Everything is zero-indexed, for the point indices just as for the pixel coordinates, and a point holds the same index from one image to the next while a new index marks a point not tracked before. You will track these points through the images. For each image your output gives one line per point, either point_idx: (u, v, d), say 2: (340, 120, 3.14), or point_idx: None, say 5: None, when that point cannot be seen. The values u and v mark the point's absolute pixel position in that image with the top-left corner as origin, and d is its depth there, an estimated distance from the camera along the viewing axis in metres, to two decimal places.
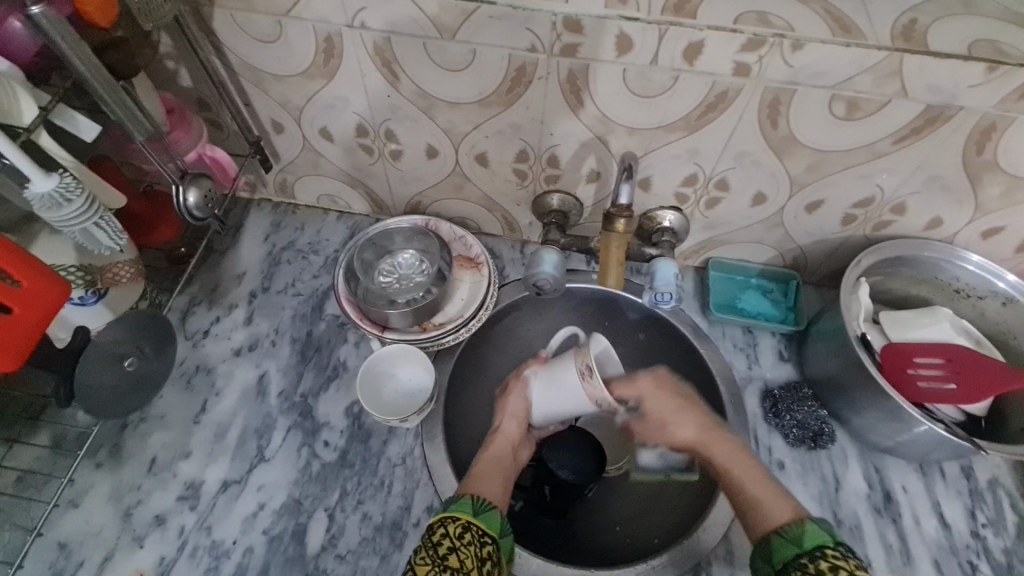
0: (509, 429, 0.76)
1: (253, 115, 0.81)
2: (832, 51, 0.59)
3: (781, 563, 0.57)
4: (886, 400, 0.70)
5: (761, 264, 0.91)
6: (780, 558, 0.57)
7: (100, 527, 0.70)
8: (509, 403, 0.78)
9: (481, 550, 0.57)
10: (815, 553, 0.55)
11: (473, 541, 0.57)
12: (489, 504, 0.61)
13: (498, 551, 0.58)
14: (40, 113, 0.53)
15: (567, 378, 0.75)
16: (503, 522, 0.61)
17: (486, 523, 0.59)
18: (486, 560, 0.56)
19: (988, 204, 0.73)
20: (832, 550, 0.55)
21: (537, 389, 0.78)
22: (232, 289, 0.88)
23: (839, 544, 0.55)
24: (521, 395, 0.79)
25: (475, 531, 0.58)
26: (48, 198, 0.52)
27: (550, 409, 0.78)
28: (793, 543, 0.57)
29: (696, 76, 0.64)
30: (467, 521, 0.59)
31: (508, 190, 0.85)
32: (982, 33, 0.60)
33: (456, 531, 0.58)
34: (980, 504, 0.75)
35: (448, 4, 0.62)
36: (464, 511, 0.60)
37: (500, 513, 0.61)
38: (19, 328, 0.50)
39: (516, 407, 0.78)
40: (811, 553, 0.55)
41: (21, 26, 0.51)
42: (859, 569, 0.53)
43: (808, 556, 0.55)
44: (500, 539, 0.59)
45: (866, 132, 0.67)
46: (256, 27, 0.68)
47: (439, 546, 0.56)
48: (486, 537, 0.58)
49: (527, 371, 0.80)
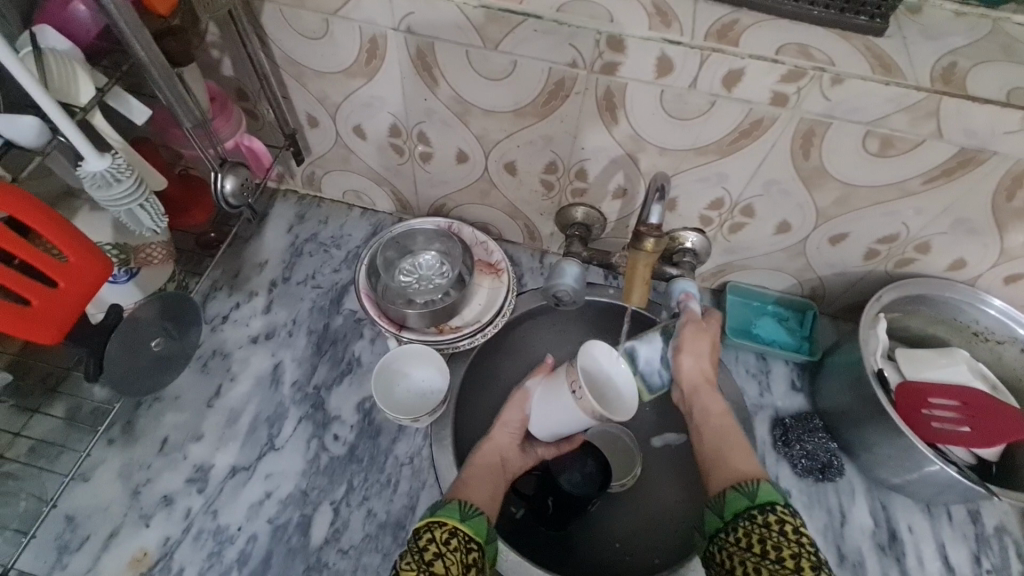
0: (502, 437, 0.76)
1: (290, 108, 0.82)
2: (870, 89, 0.60)
3: (732, 514, 0.58)
4: (900, 438, 0.70)
5: (779, 291, 0.91)
6: (731, 510, 0.59)
7: (109, 503, 0.71)
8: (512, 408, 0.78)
9: (466, 557, 0.58)
10: (766, 508, 0.57)
11: (460, 547, 0.58)
12: (475, 510, 0.62)
13: (482, 557, 0.59)
14: (97, 94, 0.54)
15: (560, 395, 0.71)
16: (489, 529, 0.62)
17: (472, 529, 0.60)
18: (471, 566, 0.57)
19: (1014, 250, 0.73)
20: (783, 508, 0.57)
21: (537, 398, 0.76)
22: (254, 277, 0.89)
23: (789, 505, 0.57)
24: (520, 406, 0.77)
25: (461, 536, 0.59)
26: (100, 177, 0.52)
27: (549, 420, 0.75)
28: (747, 496, 0.58)
29: (733, 102, 0.64)
30: (453, 527, 0.59)
31: (534, 200, 0.86)
32: (1021, 82, 0.61)
33: (443, 537, 0.58)
34: (986, 550, 0.75)
35: (495, 15, 0.63)
36: (451, 516, 0.61)
37: (487, 520, 0.62)
38: (65, 300, 0.51)
39: (513, 417, 0.77)
40: (762, 506, 0.57)
41: (85, 11, 0.54)
42: (804, 529, 0.55)
43: (758, 509, 0.57)
44: (484, 546, 0.60)
45: (898, 170, 0.67)
46: (304, 23, 0.69)
47: (425, 551, 0.56)
48: (473, 543, 0.59)
49: (531, 382, 0.78)
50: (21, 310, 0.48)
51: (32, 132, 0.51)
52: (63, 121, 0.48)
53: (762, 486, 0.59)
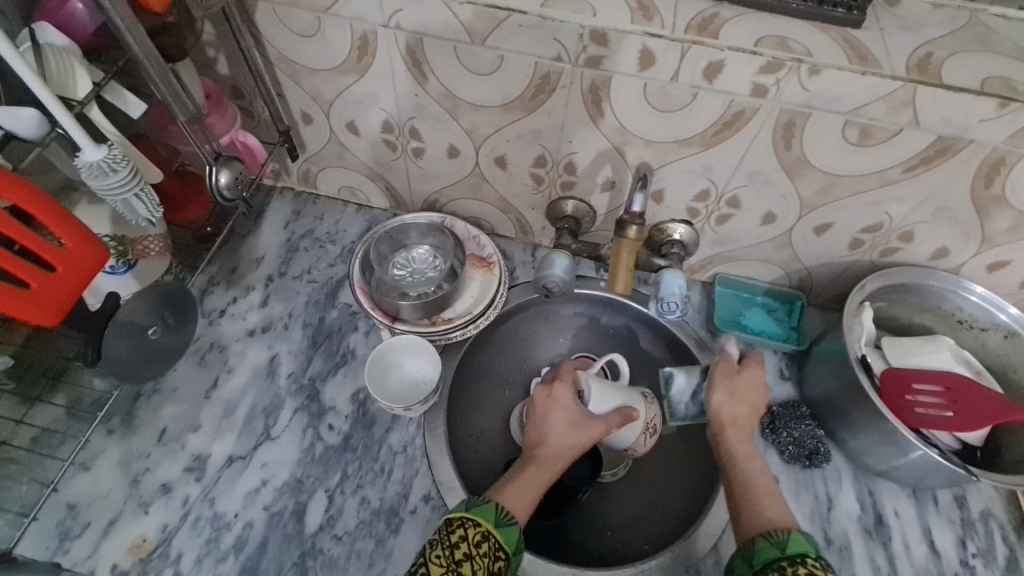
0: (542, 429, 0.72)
1: (285, 105, 0.84)
2: (847, 79, 0.61)
3: (762, 563, 0.59)
4: (884, 423, 0.71)
5: (767, 282, 0.93)
6: (761, 558, 0.59)
7: (108, 491, 0.73)
8: (576, 432, 0.71)
9: (493, 564, 0.58)
10: (795, 560, 0.57)
11: (489, 552, 0.58)
12: (511, 519, 0.61)
13: (509, 565, 0.60)
14: (94, 88, 0.56)
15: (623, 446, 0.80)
16: (520, 541, 0.61)
17: (504, 537, 0.60)
18: (496, 573, 0.58)
19: (995, 237, 0.74)
20: (813, 560, 0.57)
21: (620, 434, 0.77)
22: (251, 272, 0.91)
23: (819, 557, 0.57)
24: (595, 431, 0.72)
25: (492, 541, 0.59)
26: (97, 167, 0.54)
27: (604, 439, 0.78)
28: (777, 546, 0.59)
29: (714, 94, 0.66)
30: (487, 530, 0.60)
31: (525, 194, 0.88)
32: (995, 71, 0.62)
33: (474, 538, 0.59)
34: (971, 534, 0.76)
35: (481, 11, 0.65)
36: (486, 518, 0.61)
37: (521, 532, 0.62)
38: (63, 284, 0.53)
39: (581, 442, 0.71)
40: (792, 558, 0.57)
41: (82, 8, 0.56)
42: None
43: (788, 561, 0.57)
44: (512, 556, 0.60)
45: (878, 159, 0.68)
46: (296, 21, 0.71)
47: (455, 548, 0.57)
48: (501, 551, 0.59)
49: (619, 426, 0.75)
50: (20, 293, 0.50)
51: (32, 124, 0.53)
52: (61, 114, 0.50)
53: (793, 536, 0.59)
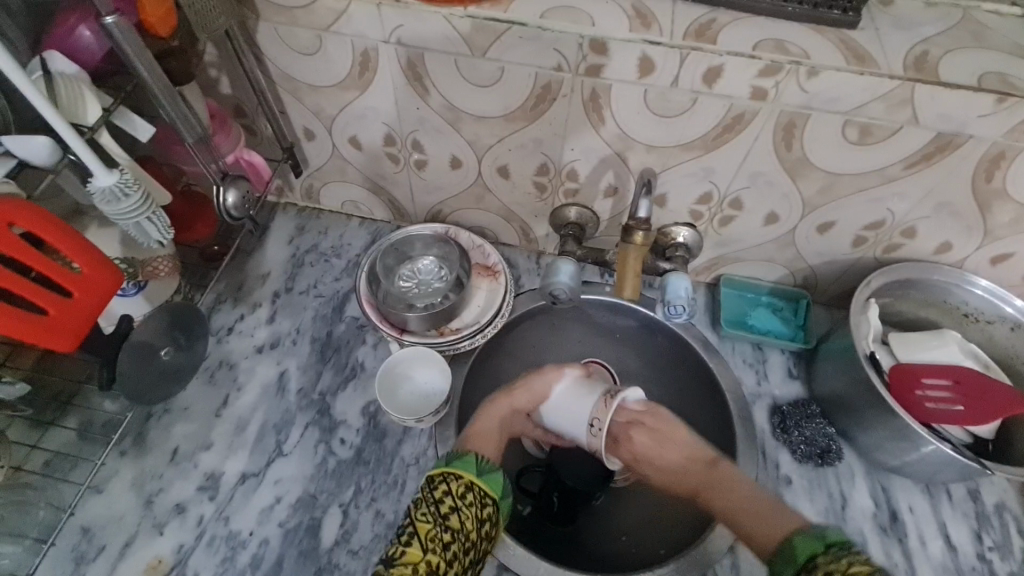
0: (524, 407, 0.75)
1: (288, 122, 0.85)
2: (845, 79, 0.62)
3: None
4: (895, 419, 0.72)
5: (771, 282, 0.93)
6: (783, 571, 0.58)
7: (123, 513, 0.73)
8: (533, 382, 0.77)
9: (481, 511, 0.59)
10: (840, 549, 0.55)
11: (475, 502, 0.59)
12: (491, 467, 0.63)
13: (496, 511, 0.61)
14: (103, 114, 0.57)
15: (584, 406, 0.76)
16: (503, 485, 0.63)
17: (488, 484, 0.61)
18: (484, 521, 0.59)
19: (997, 231, 0.74)
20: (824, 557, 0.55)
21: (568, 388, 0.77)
22: (257, 289, 0.91)
23: (829, 548, 0.55)
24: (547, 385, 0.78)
25: (477, 491, 0.60)
26: (109, 192, 0.55)
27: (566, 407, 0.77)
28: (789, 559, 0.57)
29: (715, 98, 0.67)
30: (470, 481, 0.60)
31: (527, 202, 0.88)
32: (991, 67, 0.63)
33: (458, 490, 0.59)
34: (986, 527, 0.76)
35: (480, 24, 0.65)
36: (467, 470, 0.61)
37: (502, 476, 0.63)
38: (80, 309, 0.53)
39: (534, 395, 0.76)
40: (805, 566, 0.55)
41: (89, 34, 0.56)
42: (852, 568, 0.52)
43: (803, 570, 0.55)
44: (498, 501, 0.62)
45: (879, 157, 0.69)
46: (298, 40, 0.72)
47: (441, 504, 0.58)
48: (487, 498, 0.60)
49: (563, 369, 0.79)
50: (39, 320, 0.50)
51: (45, 151, 0.53)
52: (74, 142, 0.51)
53: (798, 540, 0.58)
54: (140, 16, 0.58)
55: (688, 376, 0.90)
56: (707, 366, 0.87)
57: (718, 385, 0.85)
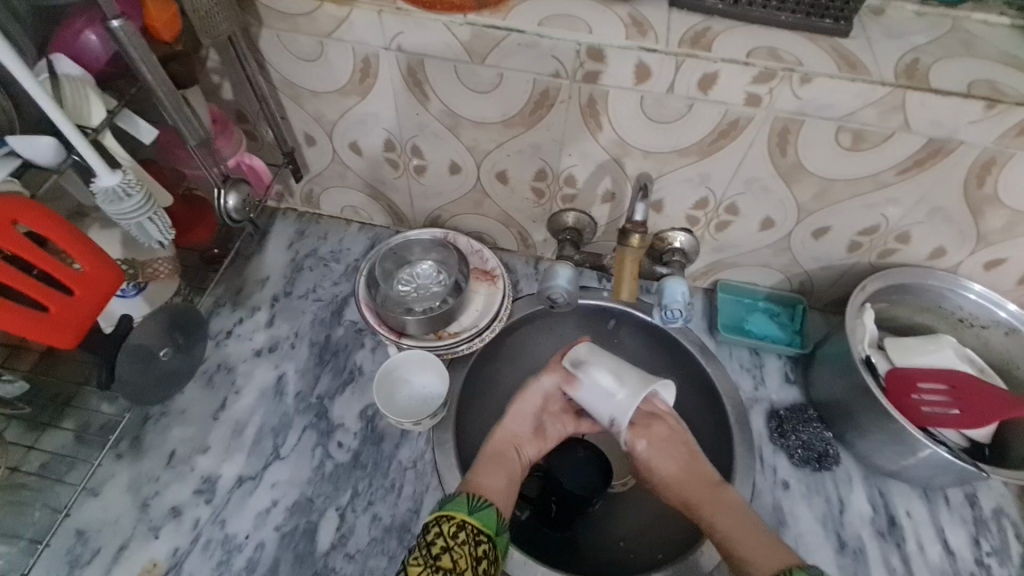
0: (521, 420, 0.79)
1: (288, 127, 0.85)
2: (838, 86, 0.63)
3: None
4: (891, 423, 0.72)
5: (768, 287, 0.94)
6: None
7: (118, 516, 0.72)
8: (519, 402, 0.80)
9: (475, 549, 0.60)
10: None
11: (468, 540, 0.61)
12: (484, 502, 0.64)
13: (494, 547, 0.62)
14: (108, 115, 0.58)
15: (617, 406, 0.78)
16: (498, 521, 0.64)
17: (481, 521, 0.62)
18: (480, 558, 0.60)
19: (990, 236, 0.75)
20: None
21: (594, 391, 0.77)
22: (256, 293, 0.92)
23: None
24: (535, 396, 0.80)
25: (469, 529, 0.61)
26: (112, 192, 0.56)
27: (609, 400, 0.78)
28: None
29: (710, 104, 0.68)
30: (462, 520, 0.62)
31: (525, 207, 0.89)
32: (981, 75, 0.64)
33: (451, 530, 0.60)
34: (984, 532, 0.76)
35: (479, 31, 0.67)
36: (459, 510, 0.63)
37: (496, 511, 0.64)
38: (80, 307, 0.54)
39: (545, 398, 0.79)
40: None
41: (95, 39, 0.58)
42: None
43: None
44: (495, 538, 0.63)
45: (871, 163, 0.70)
46: (300, 46, 0.73)
47: (433, 545, 0.59)
48: (481, 535, 0.62)
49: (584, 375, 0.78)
50: (41, 317, 0.51)
51: (50, 152, 0.54)
52: (79, 142, 0.52)
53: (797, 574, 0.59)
54: (145, 20, 0.59)
55: (685, 381, 0.91)
56: (704, 370, 0.87)
57: (716, 390, 0.86)
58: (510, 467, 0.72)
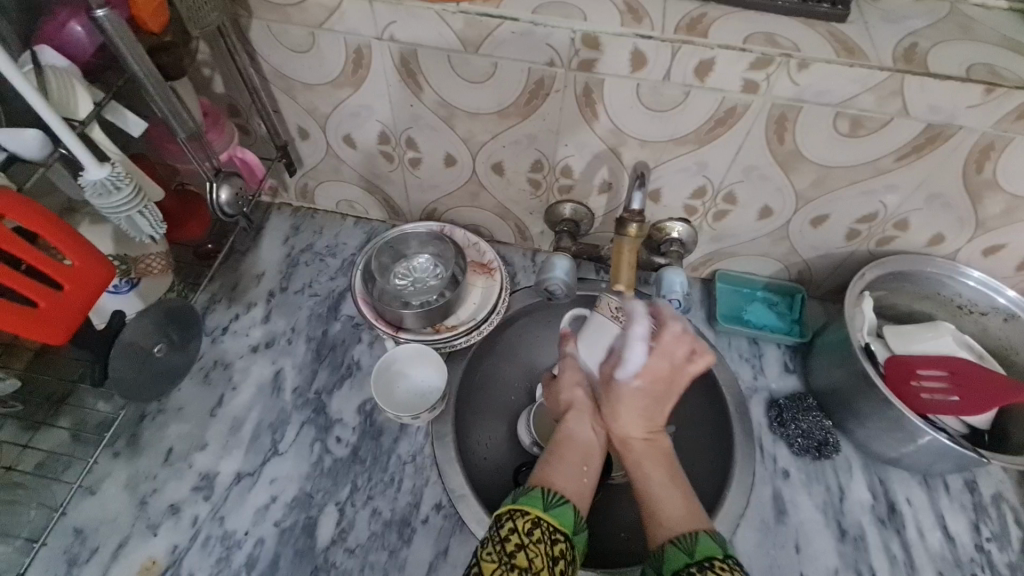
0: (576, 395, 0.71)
1: (281, 120, 0.85)
2: (835, 71, 0.62)
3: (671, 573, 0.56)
4: (890, 409, 0.71)
5: (767, 277, 0.93)
6: (671, 568, 0.56)
7: (116, 515, 0.72)
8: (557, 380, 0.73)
9: (552, 548, 0.56)
10: (704, 564, 0.54)
11: (543, 538, 0.57)
12: (561, 499, 0.61)
13: (570, 548, 0.58)
14: (95, 108, 0.57)
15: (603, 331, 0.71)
16: (575, 520, 0.60)
17: (558, 519, 0.59)
18: (558, 559, 0.56)
19: (988, 222, 0.75)
20: (720, 563, 0.54)
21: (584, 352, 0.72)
22: (251, 289, 0.91)
23: (728, 558, 0.55)
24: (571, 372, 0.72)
25: (545, 527, 0.58)
26: (100, 185, 0.55)
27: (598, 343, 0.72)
28: (686, 553, 0.56)
29: (706, 92, 0.67)
30: (537, 516, 0.58)
31: (522, 199, 0.88)
32: (980, 59, 0.64)
33: (525, 526, 0.57)
34: (984, 518, 0.76)
35: (473, 20, 0.66)
36: (534, 505, 0.59)
37: (573, 510, 0.60)
38: (71, 302, 0.53)
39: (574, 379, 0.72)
40: (700, 564, 0.55)
41: (81, 30, 0.57)
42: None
43: (696, 567, 0.55)
44: (571, 537, 0.59)
45: (870, 149, 0.69)
46: (291, 38, 0.72)
47: (507, 542, 0.55)
48: (557, 534, 0.58)
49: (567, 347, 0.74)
50: (30, 312, 0.50)
51: (36, 145, 0.53)
52: (65, 134, 0.51)
53: (702, 539, 0.57)
54: (132, 12, 0.58)
55: None
56: (703, 360, 0.87)
57: (715, 380, 0.85)
58: (574, 457, 0.66)
